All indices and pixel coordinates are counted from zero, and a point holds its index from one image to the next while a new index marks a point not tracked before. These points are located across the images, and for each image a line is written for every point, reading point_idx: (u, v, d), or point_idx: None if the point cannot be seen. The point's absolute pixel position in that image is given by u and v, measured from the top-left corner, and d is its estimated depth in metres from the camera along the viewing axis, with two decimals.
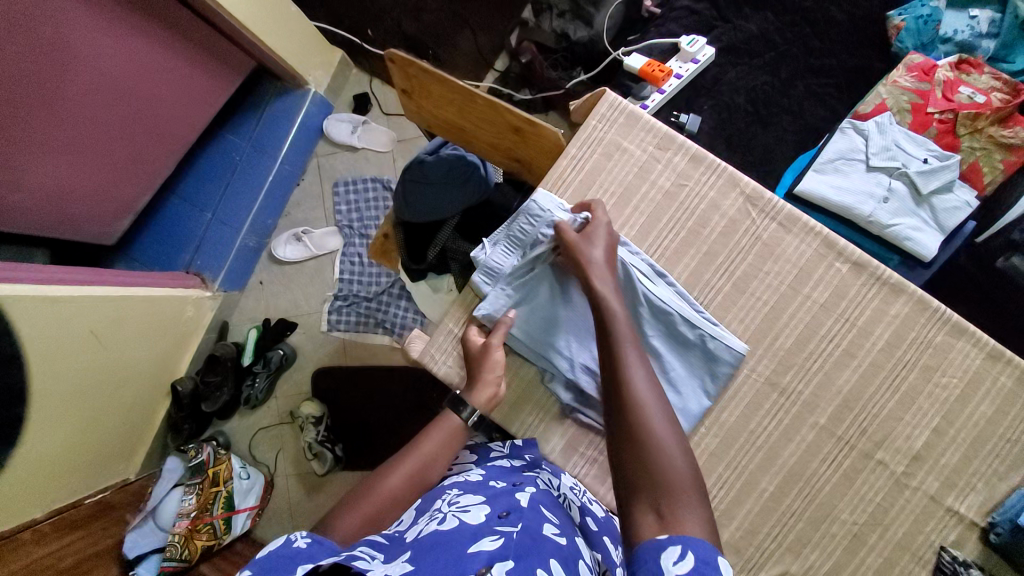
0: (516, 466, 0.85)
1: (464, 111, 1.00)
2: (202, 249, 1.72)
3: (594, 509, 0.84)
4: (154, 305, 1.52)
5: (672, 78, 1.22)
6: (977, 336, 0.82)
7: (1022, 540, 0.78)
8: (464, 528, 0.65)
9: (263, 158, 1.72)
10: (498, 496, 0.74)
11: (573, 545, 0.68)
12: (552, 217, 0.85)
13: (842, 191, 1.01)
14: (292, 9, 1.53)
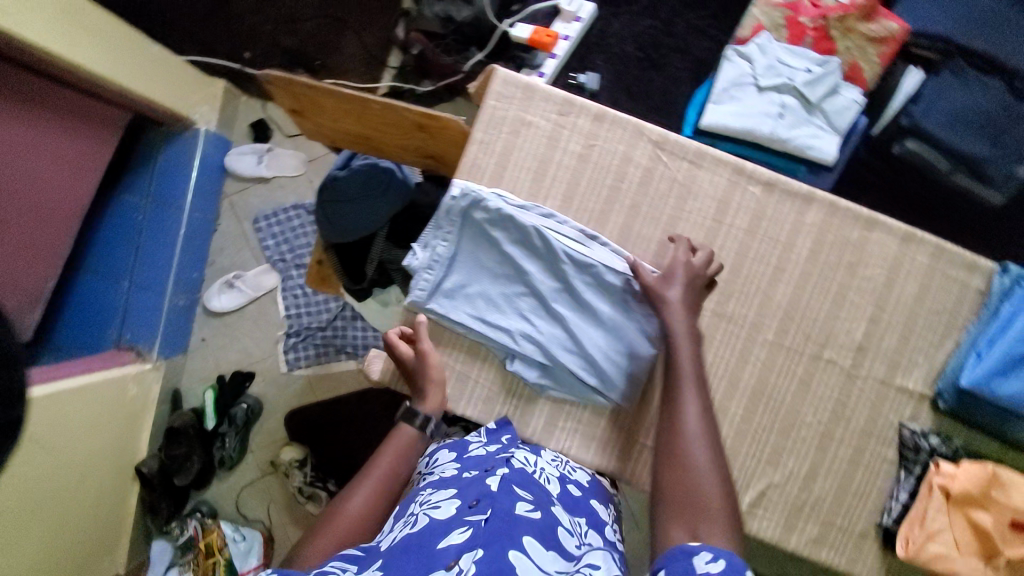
0: (490, 449, 0.81)
1: (361, 117, 0.95)
2: (128, 320, 1.60)
3: (577, 477, 0.85)
4: (94, 393, 1.40)
5: (561, 41, 1.16)
6: (887, 225, 0.88)
7: (966, 400, 0.85)
8: (433, 526, 0.64)
9: (168, 211, 1.61)
10: (470, 483, 0.73)
11: (548, 517, 0.68)
12: (475, 200, 0.84)
13: (742, 116, 1.06)
14: (152, 47, 1.42)
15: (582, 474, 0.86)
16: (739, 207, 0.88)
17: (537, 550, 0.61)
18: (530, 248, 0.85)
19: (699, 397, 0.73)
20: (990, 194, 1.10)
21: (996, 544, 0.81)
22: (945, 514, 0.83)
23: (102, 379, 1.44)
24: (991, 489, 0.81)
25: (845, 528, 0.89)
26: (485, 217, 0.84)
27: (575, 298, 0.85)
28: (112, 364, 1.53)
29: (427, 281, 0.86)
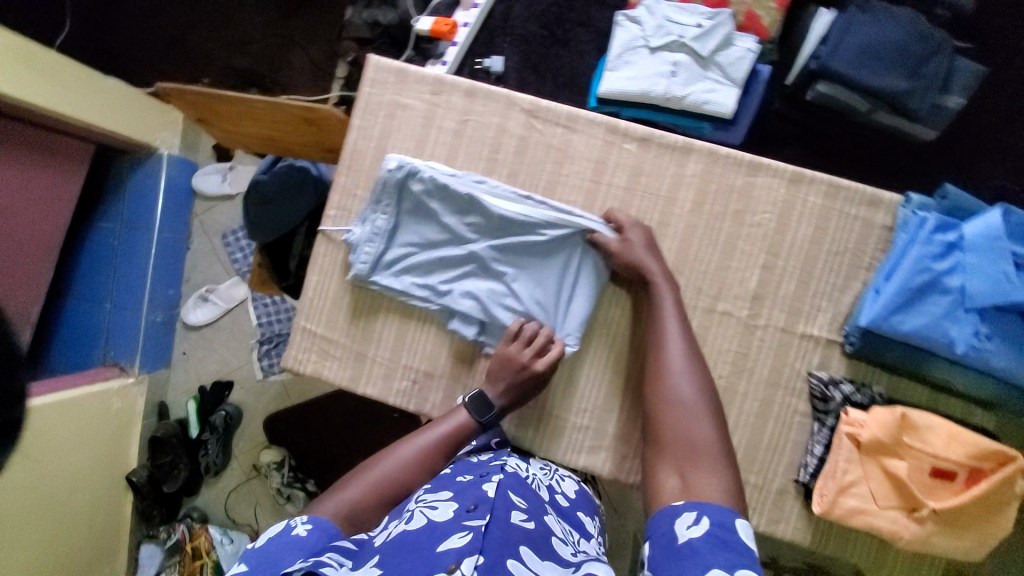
0: (482, 459, 0.80)
1: (255, 114, 1.01)
2: (112, 338, 1.72)
3: (565, 488, 0.84)
4: (82, 404, 1.51)
5: (461, 28, 1.19)
6: (772, 167, 0.85)
7: (871, 342, 0.79)
8: (431, 527, 0.63)
9: (141, 237, 1.70)
10: (466, 488, 0.71)
11: (546, 525, 0.67)
12: (411, 172, 0.86)
13: (637, 79, 1.05)
14: (109, 80, 1.49)
15: (569, 484, 0.85)
16: (618, 165, 0.89)
17: (540, 555, 0.60)
18: (469, 214, 0.86)
19: (684, 346, 0.77)
20: (920, 131, 1.04)
21: (914, 493, 0.75)
22: (858, 465, 0.77)
23: (90, 392, 1.54)
24: (903, 434, 0.75)
25: (761, 487, 0.85)
26: (423, 185, 0.86)
27: (519, 258, 0.87)
28: (98, 378, 1.63)
29: (370, 252, 0.88)
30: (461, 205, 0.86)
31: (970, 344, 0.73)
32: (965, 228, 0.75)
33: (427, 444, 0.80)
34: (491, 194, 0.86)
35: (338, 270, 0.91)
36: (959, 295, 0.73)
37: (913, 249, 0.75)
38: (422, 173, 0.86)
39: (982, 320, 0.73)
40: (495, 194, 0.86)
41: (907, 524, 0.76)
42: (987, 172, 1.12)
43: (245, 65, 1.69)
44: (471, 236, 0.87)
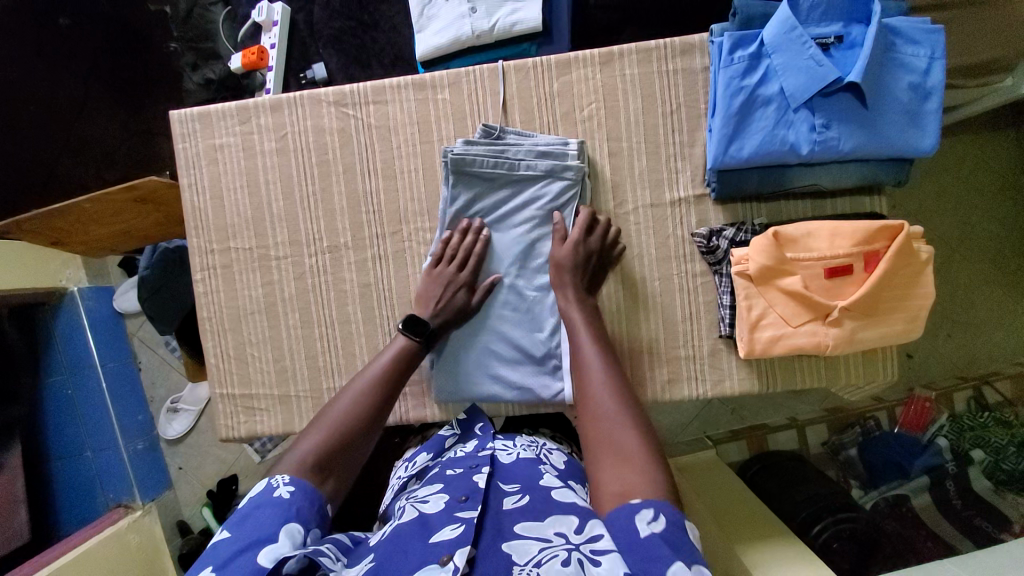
0: (469, 450, 0.79)
1: (95, 214, 1.03)
2: (105, 482, 1.61)
3: (555, 458, 0.81)
4: (95, 556, 1.40)
5: (270, 51, 1.16)
6: (581, 58, 0.85)
7: (728, 180, 0.79)
8: (422, 521, 0.63)
9: (90, 374, 1.62)
10: (457, 479, 0.71)
11: (538, 496, 0.66)
12: (512, 133, 0.84)
13: (443, 30, 1.03)
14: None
15: (559, 456, 0.82)
16: (442, 118, 0.89)
17: (533, 527, 0.60)
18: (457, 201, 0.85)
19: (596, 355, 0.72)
20: None
21: (817, 300, 0.74)
22: (759, 297, 0.77)
23: (97, 542, 1.43)
24: (786, 252, 0.75)
25: (692, 356, 0.87)
26: (472, 157, 0.82)
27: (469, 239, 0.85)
28: (102, 527, 1.51)
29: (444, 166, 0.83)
30: (477, 189, 0.85)
31: (813, 139, 0.72)
32: (763, 32, 0.72)
33: (380, 374, 0.76)
34: (504, 174, 0.83)
35: (229, 327, 0.92)
36: (780, 99, 0.72)
37: (721, 77, 0.74)
38: (515, 136, 0.84)
39: (814, 111, 0.71)
40: (511, 173, 0.83)
41: (828, 331, 0.75)
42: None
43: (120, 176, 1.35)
44: (465, 205, 0.85)
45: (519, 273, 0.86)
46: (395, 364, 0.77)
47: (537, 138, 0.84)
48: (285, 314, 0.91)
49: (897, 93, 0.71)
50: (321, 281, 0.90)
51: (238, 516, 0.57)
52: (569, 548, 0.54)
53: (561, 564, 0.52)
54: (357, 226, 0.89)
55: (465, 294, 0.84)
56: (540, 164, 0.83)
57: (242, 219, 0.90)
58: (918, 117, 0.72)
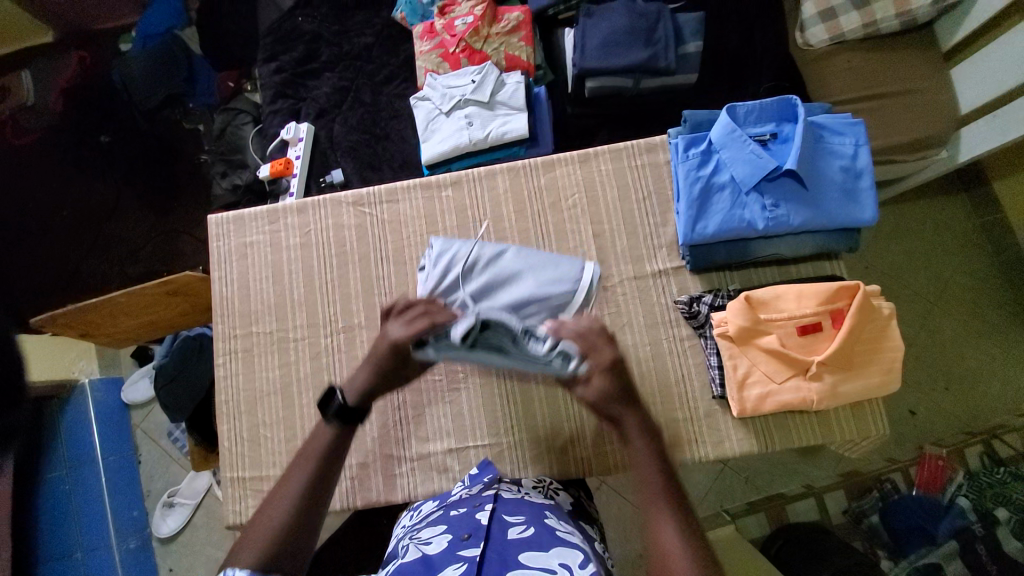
0: (473, 490, 0.81)
1: (125, 308, 1.18)
2: None
3: (560, 500, 0.82)
4: None
5: (295, 162, 1.32)
6: (562, 159, 1.00)
7: (701, 252, 0.90)
8: (426, 562, 0.62)
9: (91, 470, 1.47)
10: (460, 518, 0.71)
11: (541, 531, 0.67)
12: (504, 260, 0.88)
13: (445, 140, 1.21)
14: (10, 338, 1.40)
15: (564, 498, 0.86)
16: (445, 212, 1.02)
17: (537, 558, 0.60)
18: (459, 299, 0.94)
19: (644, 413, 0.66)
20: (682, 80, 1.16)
21: (794, 354, 0.80)
22: (741, 356, 0.84)
23: None
24: (759, 313, 0.83)
25: (689, 418, 0.90)
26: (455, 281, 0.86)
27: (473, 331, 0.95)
28: None
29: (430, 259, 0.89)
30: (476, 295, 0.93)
31: (765, 216, 0.84)
32: (711, 134, 0.88)
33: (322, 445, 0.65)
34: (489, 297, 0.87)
35: (245, 410, 0.97)
36: (732, 185, 0.86)
37: (680, 170, 0.88)
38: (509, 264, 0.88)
39: (762, 194, 0.84)
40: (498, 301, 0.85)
41: (810, 385, 0.81)
42: (761, 75, 1.25)
43: (141, 270, 1.63)
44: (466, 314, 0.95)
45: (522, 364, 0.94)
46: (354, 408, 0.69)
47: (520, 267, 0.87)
48: (303, 392, 0.96)
49: (831, 175, 0.85)
50: (336, 359, 0.97)
51: None
52: None
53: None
54: (370, 306, 0.98)
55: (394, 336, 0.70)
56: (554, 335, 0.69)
57: (265, 305, 1.00)
58: (855, 194, 0.85)
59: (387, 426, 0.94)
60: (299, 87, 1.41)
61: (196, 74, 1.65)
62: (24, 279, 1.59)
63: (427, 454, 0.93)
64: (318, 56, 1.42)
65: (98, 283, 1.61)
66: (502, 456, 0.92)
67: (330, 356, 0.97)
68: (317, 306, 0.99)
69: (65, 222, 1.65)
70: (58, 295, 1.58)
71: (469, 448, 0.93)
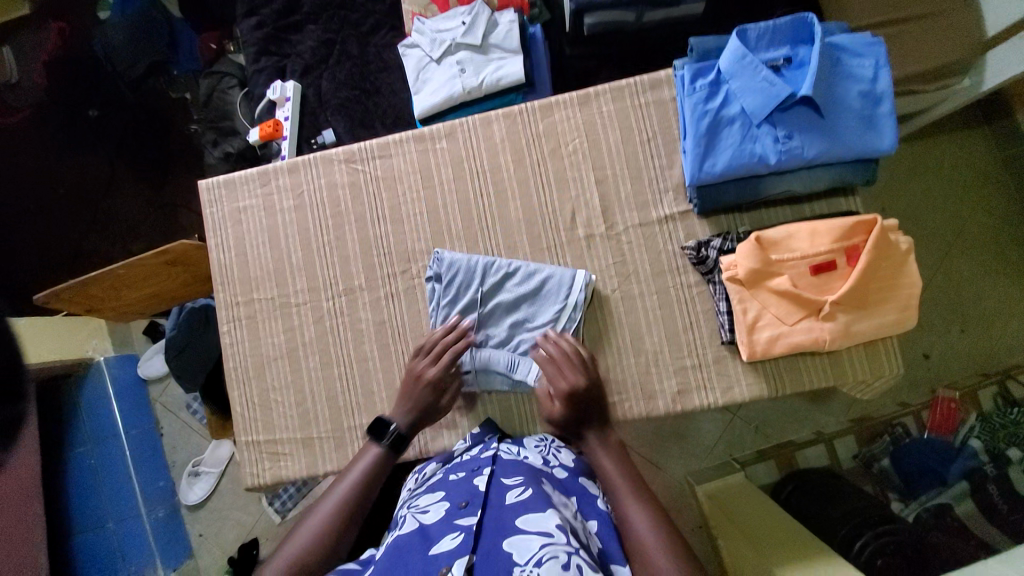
0: (475, 453, 0.81)
1: (129, 280, 1.17)
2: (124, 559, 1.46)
3: (563, 457, 0.82)
4: None
5: (284, 123, 1.27)
6: (561, 102, 0.95)
7: (710, 192, 0.85)
8: (422, 531, 0.64)
9: (115, 444, 1.50)
10: (458, 484, 0.72)
11: (538, 491, 0.67)
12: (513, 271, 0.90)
13: (438, 90, 1.14)
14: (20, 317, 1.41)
15: (568, 454, 0.83)
16: (440, 164, 0.97)
17: (534, 521, 0.61)
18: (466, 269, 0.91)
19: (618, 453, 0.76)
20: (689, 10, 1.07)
21: (806, 295, 0.78)
22: (752, 299, 0.81)
23: None
24: (770, 254, 0.80)
25: (699, 365, 0.88)
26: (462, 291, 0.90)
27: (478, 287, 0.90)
28: None
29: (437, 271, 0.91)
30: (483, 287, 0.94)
31: (778, 149, 0.79)
32: (719, 63, 0.81)
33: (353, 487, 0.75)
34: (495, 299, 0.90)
35: (252, 375, 0.97)
36: (743, 118, 0.81)
37: (686, 104, 0.83)
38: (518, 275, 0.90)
39: (775, 126, 0.79)
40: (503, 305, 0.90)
41: (824, 325, 0.79)
42: (774, 2, 1.16)
43: (142, 246, 1.62)
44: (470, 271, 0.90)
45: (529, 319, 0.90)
46: (367, 478, 0.76)
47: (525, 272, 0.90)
48: (308, 354, 0.96)
49: (850, 101, 0.79)
50: (338, 321, 0.96)
51: None
52: (569, 549, 0.56)
53: (561, 565, 0.53)
54: (369, 266, 0.96)
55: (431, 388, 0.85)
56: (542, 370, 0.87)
57: (263, 269, 0.98)
58: (875, 120, 0.79)
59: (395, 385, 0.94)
60: (283, 43, 1.34)
61: (178, 38, 1.58)
62: (29, 259, 1.58)
63: None
64: (300, 8, 1.34)
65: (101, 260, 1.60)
66: (509, 410, 0.92)
67: (333, 318, 0.96)
68: (316, 267, 0.97)
69: (62, 200, 1.63)
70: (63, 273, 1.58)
71: (476, 403, 0.93)
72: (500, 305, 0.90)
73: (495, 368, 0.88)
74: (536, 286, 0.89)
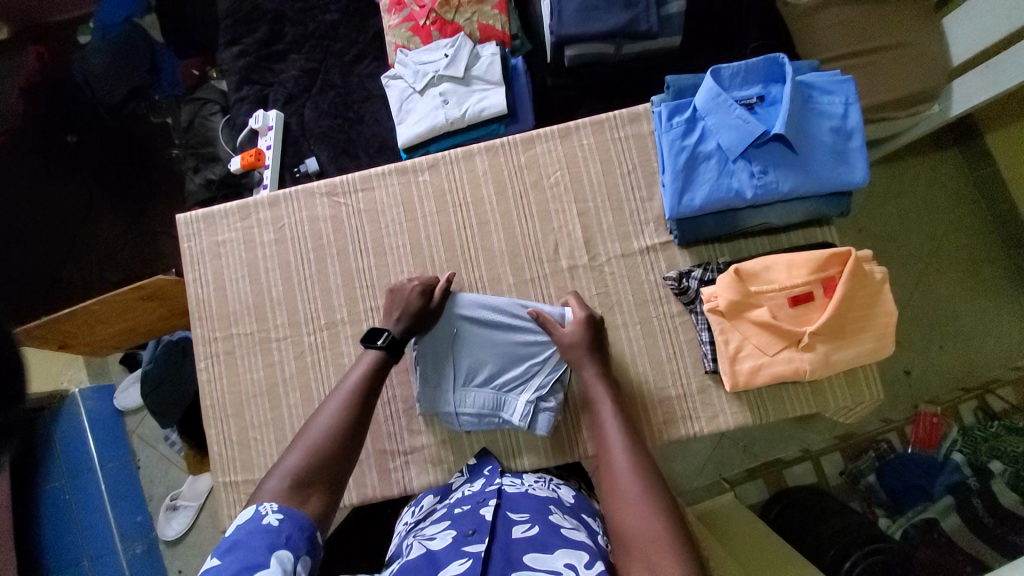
0: (477, 488, 0.80)
1: (103, 314, 1.15)
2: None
3: (562, 492, 0.81)
4: None
5: (266, 152, 1.26)
6: (542, 135, 0.96)
7: (690, 224, 0.87)
8: (428, 557, 0.62)
9: (91, 478, 1.45)
10: (465, 515, 0.71)
11: (546, 528, 0.66)
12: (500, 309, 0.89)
13: (421, 120, 1.15)
14: None
15: (566, 490, 0.83)
16: (423, 197, 0.98)
17: (542, 560, 0.60)
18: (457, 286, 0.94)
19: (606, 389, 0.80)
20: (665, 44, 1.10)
21: (787, 327, 0.79)
22: (733, 331, 0.82)
23: None
24: (750, 285, 0.81)
25: (684, 394, 0.89)
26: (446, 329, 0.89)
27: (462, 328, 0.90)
28: None
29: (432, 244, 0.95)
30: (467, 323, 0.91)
31: (754, 184, 0.81)
32: (695, 100, 0.84)
33: (350, 392, 0.75)
34: (479, 340, 0.89)
35: (232, 412, 0.95)
36: (719, 154, 0.82)
37: (665, 140, 0.84)
38: (504, 315, 0.89)
39: (751, 161, 0.81)
40: (488, 347, 0.89)
41: (803, 356, 0.80)
42: (747, 33, 1.19)
43: (120, 273, 1.59)
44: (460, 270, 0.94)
45: (512, 363, 0.89)
46: (367, 377, 0.77)
47: (512, 312, 0.89)
48: (290, 391, 0.94)
49: (822, 137, 0.82)
50: (320, 356, 0.94)
51: (223, 543, 0.55)
52: None
53: None
54: (351, 301, 0.95)
55: (425, 297, 0.87)
56: (524, 409, 0.87)
57: (244, 305, 0.97)
58: (846, 155, 0.82)
59: (377, 421, 0.92)
60: (265, 72, 1.34)
61: (160, 64, 1.58)
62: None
63: (419, 447, 0.92)
64: (283, 37, 1.35)
65: (76, 288, 1.57)
66: (501, 442, 0.91)
67: (316, 352, 0.94)
68: (298, 302, 0.96)
69: (35, 226, 1.59)
70: (37, 301, 1.54)
71: (459, 441, 0.92)
72: (475, 348, 0.89)
73: (482, 408, 0.88)
74: (523, 327, 0.89)
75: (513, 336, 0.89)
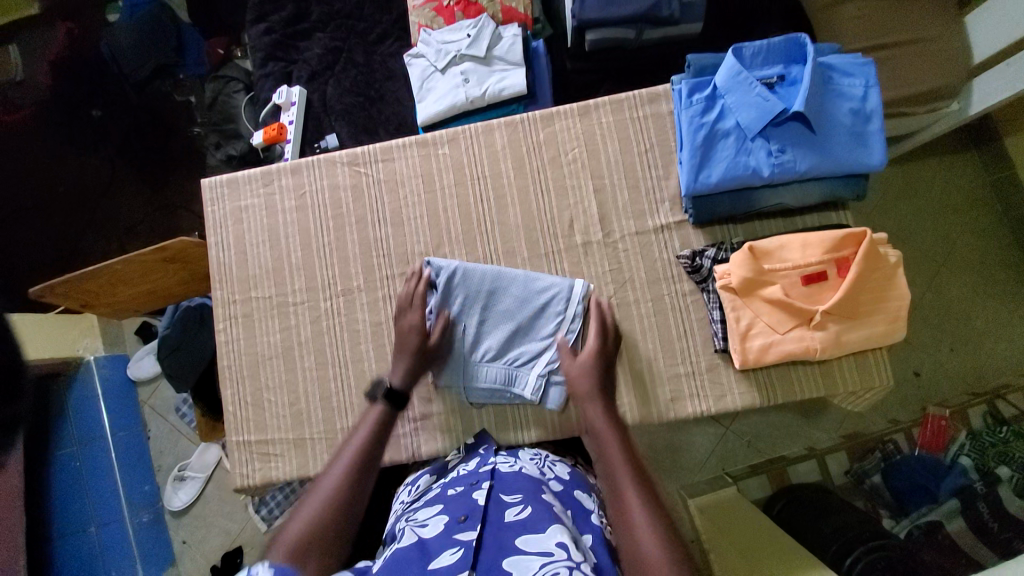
0: (471, 467, 0.81)
1: (124, 276, 1.18)
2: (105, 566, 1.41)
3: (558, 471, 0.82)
4: None
5: (288, 126, 1.29)
6: (562, 112, 0.97)
7: (707, 202, 0.87)
8: (421, 546, 0.62)
9: (104, 445, 1.48)
10: (457, 499, 0.71)
11: (538, 508, 0.67)
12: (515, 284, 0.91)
13: (441, 98, 1.17)
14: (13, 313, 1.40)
15: (562, 467, 0.83)
16: (442, 170, 0.99)
17: (533, 542, 0.60)
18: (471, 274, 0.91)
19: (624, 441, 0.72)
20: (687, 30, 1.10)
21: (799, 305, 0.79)
22: (745, 309, 0.83)
23: None
24: (763, 264, 0.82)
25: (692, 372, 0.89)
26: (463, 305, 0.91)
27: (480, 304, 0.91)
28: None
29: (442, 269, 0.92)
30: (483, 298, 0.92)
31: (771, 163, 0.82)
32: (716, 78, 0.84)
33: (357, 447, 0.73)
34: (494, 316, 0.91)
35: (247, 374, 0.97)
36: (738, 131, 0.83)
37: (684, 117, 0.85)
38: (520, 291, 0.91)
39: (769, 140, 0.82)
40: (504, 323, 0.91)
41: (813, 335, 0.80)
42: (769, 22, 1.20)
43: (139, 245, 1.62)
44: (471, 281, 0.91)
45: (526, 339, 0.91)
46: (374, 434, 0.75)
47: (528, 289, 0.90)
48: (305, 355, 0.96)
49: (841, 119, 0.82)
50: (336, 322, 0.96)
51: None
52: (570, 565, 0.55)
53: None
54: (368, 269, 0.97)
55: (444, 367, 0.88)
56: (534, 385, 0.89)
57: (263, 269, 0.99)
58: (864, 138, 0.82)
59: None
60: (289, 49, 1.37)
61: (186, 42, 1.61)
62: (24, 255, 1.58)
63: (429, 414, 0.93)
64: (308, 16, 1.37)
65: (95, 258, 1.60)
66: (503, 416, 0.93)
67: (331, 317, 0.96)
68: (315, 269, 0.98)
69: (58, 197, 1.63)
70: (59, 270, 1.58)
71: (467, 412, 0.93)
72: (491, 323, 0.91)
73: (495, 382, 0.90)
74: (538, 301, 0.90)
75: (529, 313, 0.90)
